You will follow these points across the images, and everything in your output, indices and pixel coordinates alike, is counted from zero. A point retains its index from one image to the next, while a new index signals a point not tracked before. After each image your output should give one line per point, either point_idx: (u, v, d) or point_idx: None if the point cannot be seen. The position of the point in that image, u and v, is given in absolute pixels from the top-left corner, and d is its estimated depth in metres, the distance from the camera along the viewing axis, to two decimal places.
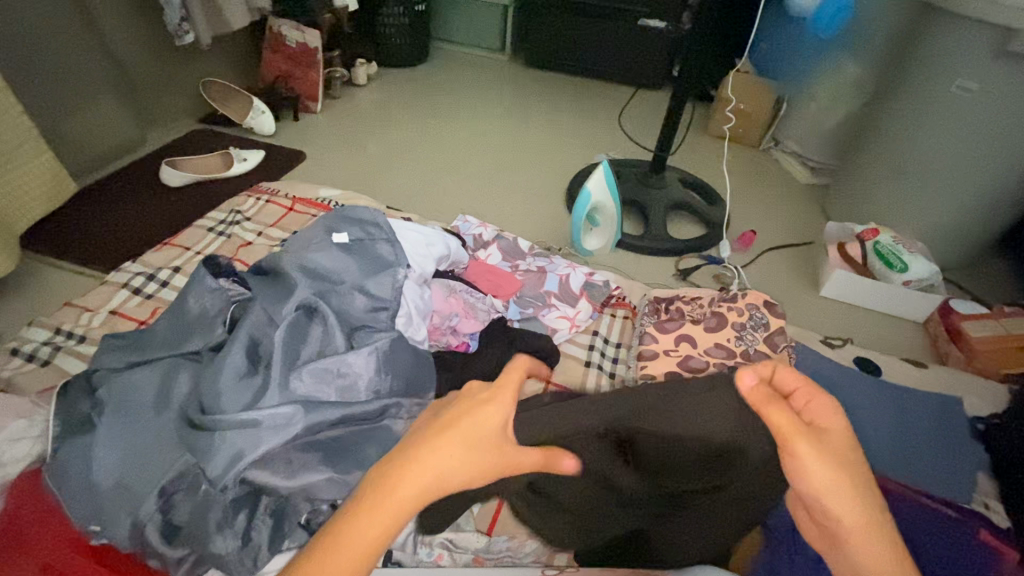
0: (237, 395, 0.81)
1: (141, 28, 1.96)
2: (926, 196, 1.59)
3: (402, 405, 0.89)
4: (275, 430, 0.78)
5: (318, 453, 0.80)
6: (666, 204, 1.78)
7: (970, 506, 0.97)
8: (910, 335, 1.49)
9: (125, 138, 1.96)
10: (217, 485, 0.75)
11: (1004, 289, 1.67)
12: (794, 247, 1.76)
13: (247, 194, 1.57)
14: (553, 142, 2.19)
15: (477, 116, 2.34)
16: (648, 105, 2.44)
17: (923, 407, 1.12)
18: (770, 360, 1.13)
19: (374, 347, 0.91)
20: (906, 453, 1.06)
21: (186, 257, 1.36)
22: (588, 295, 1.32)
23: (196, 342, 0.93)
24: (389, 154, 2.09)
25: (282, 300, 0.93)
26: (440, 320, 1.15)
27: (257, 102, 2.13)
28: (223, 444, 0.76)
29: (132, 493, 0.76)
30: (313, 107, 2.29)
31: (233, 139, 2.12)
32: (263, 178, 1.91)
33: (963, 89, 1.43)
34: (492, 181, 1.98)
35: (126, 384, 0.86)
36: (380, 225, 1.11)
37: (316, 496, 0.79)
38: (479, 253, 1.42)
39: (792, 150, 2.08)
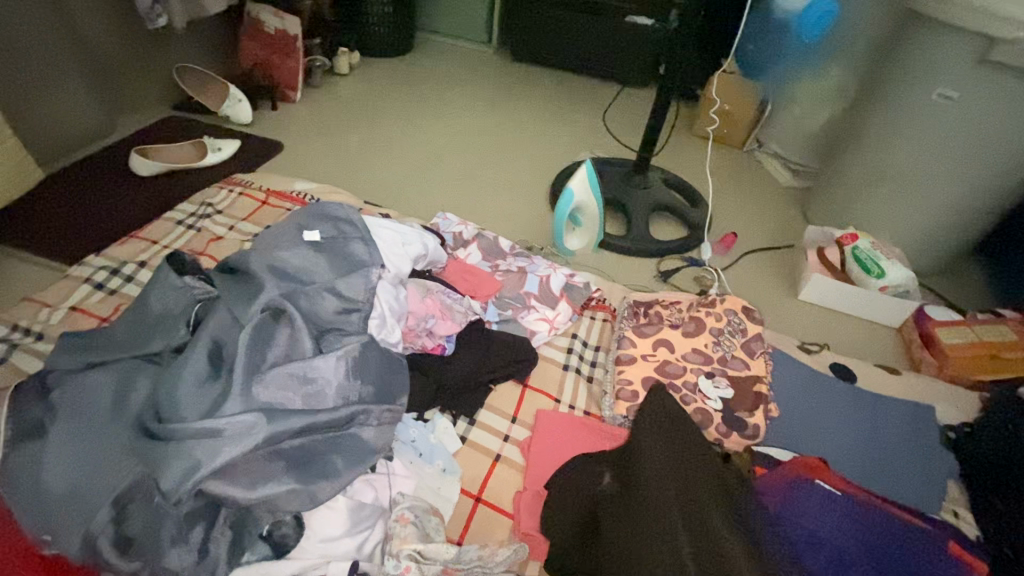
0: (197, 403, 0.78)
1: (111, 9, 1.88)
2: (905, 202, 1.61)
3: (372, 412, 0.88)
4: (236, 439, 0.76)
5: (283, 464, 0.79)
6: (649, 204, 1.77)
7: (939, 516, 0.99)
8: (886, 340, 1.51)
9: (93, 124, 1.89)
10: (169, 499, 0.72)
11: (977, 295, 1.70)
12: (775, 250, 1.77)
13: (220, 186, 1.51)
14: (538, 139, 2.17)
15: (461, 110, 2.30)
16: (635, 103, 2.43)
17: (895, 414, 1.14)
18: (747, 366, 1.13)
19: (343, 352, 0.88)
20: (878, 460, 1.07)
21: (153, 251, 1.32)
22: (568, 296, 1.30)
23: (157, 343, 0.89)
24: (370, 147, 2.04)
25: (248, 300, 0.90)
26: (416, 322, 1.11)
27: (234, 90, 2.06)
28: (178, 454, 0.73)
29: (84, 503, 0.73)
30: (292, 96, 2.23)
31: (208, 128, 2.06)
32: (238, 169, 1.85)
33: (944, 97, 1.44)
34: (474, 177, 1.95)
35: (81, 387, 0.83)
36: (354, 223, 1.08)
37: (278, 508, 0.78)
38: (458, 253, 1.39)
39: (774, 151, 2.08)
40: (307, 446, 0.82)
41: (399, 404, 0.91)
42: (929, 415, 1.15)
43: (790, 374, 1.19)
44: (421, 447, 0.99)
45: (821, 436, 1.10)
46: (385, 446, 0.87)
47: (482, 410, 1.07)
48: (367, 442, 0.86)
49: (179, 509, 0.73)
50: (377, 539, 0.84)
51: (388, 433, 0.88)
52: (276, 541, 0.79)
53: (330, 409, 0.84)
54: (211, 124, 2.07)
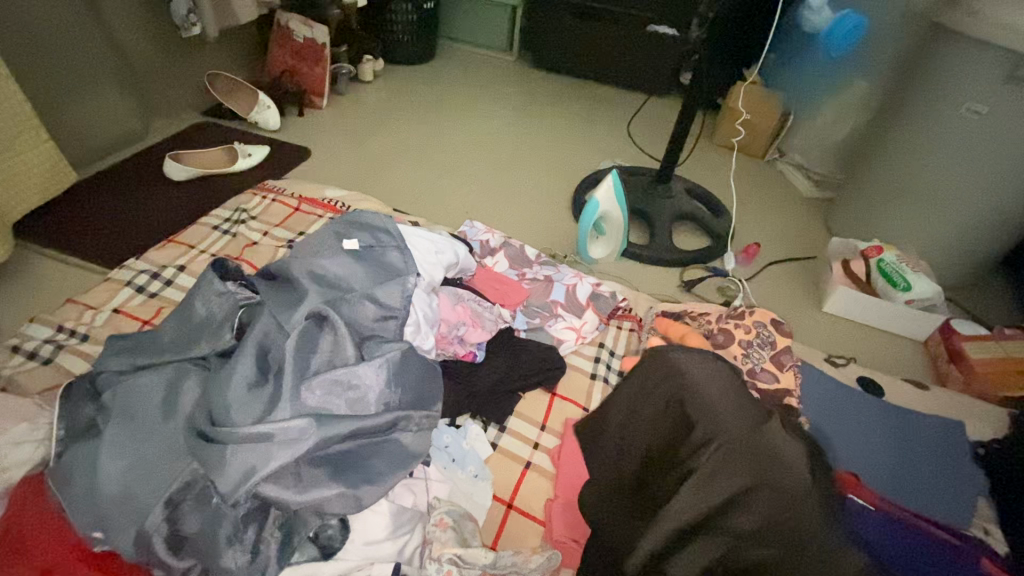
0: (248, 407, 0.81)
1: (148, 19, 1.93)
2: (931, 216, 1.61)
3: (411, 418, 0.90)
4: (287, 445, 0.79)
5: (329, 468, 0.82)
6: (672, 214, 1.78)
7: (970, 532, 0.98)
8: (911, 354, 1.50)
9: (128, 129, 1.94)
10: (228, 501, 0.76)
11: (1004, 310, 1.69)
12: (799, 262, 1.77)
13: (253, 192, 1.55)
14: (560, 147, 2.18)
15: (483, 117, 2.32)
16: (656, 112, 2.44)
17: (924, 429, 1.14)
18: (776, 379, 1.14)
19: (385, 359, 0.91)
20: (908, 475, 1.07)
21: (190, 256, 1.35)
22: (594, 305, 1.31)
23: (203, 347, 0.91)
24: (394, 153, 2.07)
25: (292, 308, 0.93)
26: (448, 329, 1.14)
27: (263, 97, 2.11)
28: (234, 461, 0.77)
29: (138, 503, 0.76)
30: (318, 102, 2.27)
31: (237, 133, 2.10)
32: (267, 174, 1.89)
33: (972, 111, 1.44)
34: (497, 184, 1.97)
35: (132, 389, 0.85)
36: (390, 232, 1.10)
37: (325, 511, 0.80)
38: (486, 261, 1.41)
39: (796, 162, 2.08)
40: (352, 451, 0.85)
41: (436, 411, 0.94)
42: (958, 431, 1.14)
43: (817, 387, 1.19)
44: (454, 453, 1.01)
45: (849, 450, 1.10)
46: (423, 451, 0.89)
47: (511, 417, 1.09)
48: (407, 446, 0.88)
49: (236, 510, 0.77)
50: (417, 542, 0.86)
51: (426, 438, 0.91)
52: (323, 543, 0.82)
53: (374, 414, 0.87)
54: (240, 129, 2.11)
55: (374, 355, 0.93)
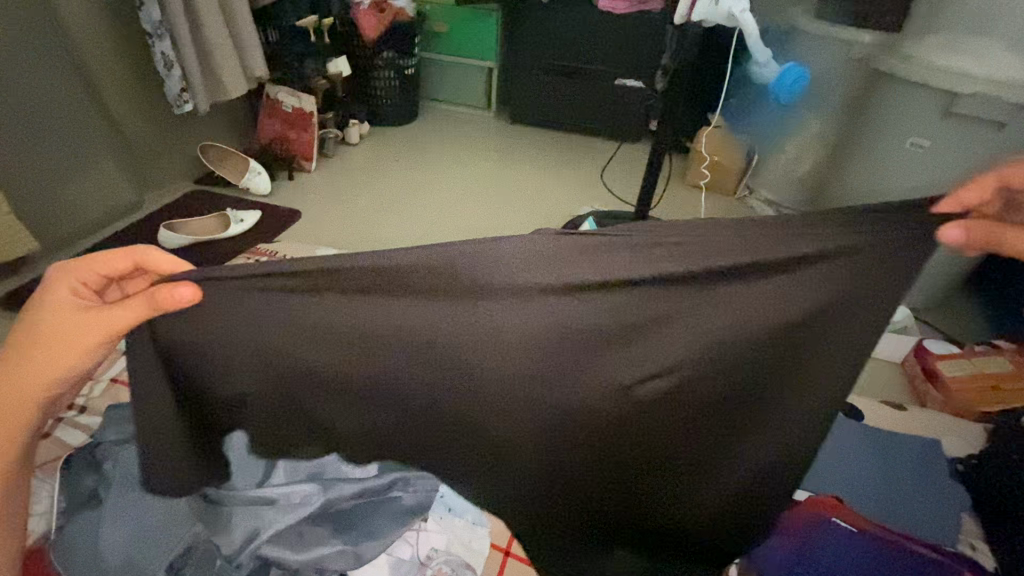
0: (249, 472, 0.87)
1: (142, 98, 2.05)
2: None
3: (408, 480, 0.92)
4: (289, 508, 0.84)
5: (329, 527, 0.85)
6: None
7: (957, 549, 1.01)
8: (890, 376, 1.55)
9: (124, 202, 2.02)
10: (231, 563, 0.78)
11: (975, 327, 1.75)
12: None
13: (245, 257, 1.62)
14: (539, 195, 2.29)
15: (466, 172, 2.43)
16: (629, 157, 2.57)
17: (904, 445, 1.18)
18: None
19: None
20: (886, 493, 1.11)
21: None
22: None
23: None
24: (381, 210, 2.15)
25: None
26: None
27: (254, 163, 2.21)
28: (238, 521, 0.82)
29: (139, 571, 0.78)
30: (307, 166, 2.38)
31: (230, 199, 2.19)
32: (258, 237, 1.96)
33: (916, 145, 1.56)
34: (482, 233, 2.05)
35: (132, 458, 0.89)
36: None
37: (325, 567, 0.81)
38: None
39: (765, 197, 2.21)
40: (352, 511, 0.88)
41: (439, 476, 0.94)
42: (937, 447, 1.18)
43: None
44: (451, 500, 0.98)
45: (831, 473, 1.13)
46: (424, 508, 0.90)
47: None
48: (407, 507, 0.90)
49: (240, 572, 0.78)
50: None
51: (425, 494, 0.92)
52: None
53: (371, 475, 0.90)
54: (233, 195, 2.21)
55: None
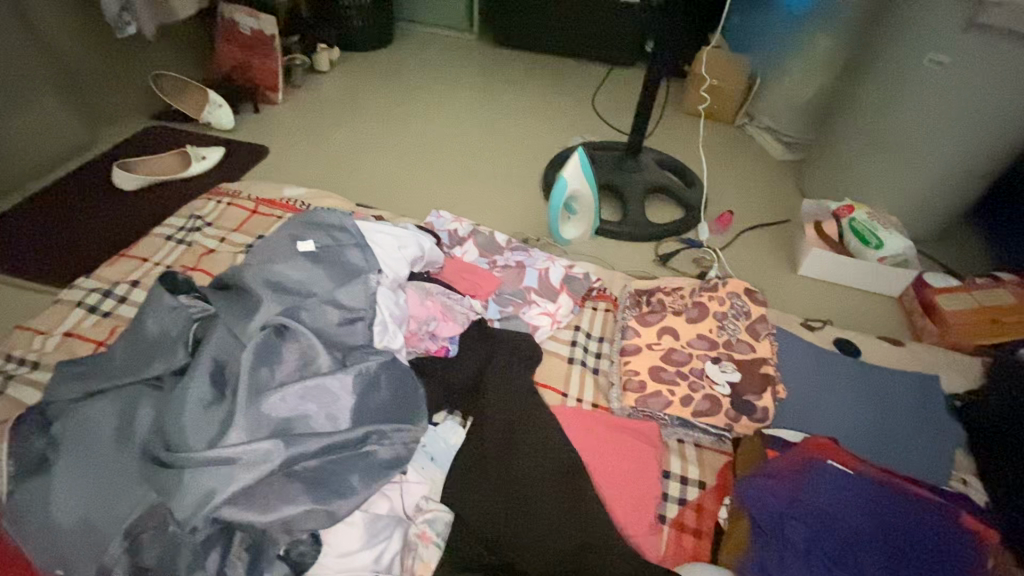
0: (203, 429, 0.79)
1: (77, 21, 1.82)
2: (900, 171, 1.59)
3: (385, 433, 0.87)
4: (250, 466, 0.77)
5: (298, 485, 0.79)
6: (643, 186, 1.75)
7: (949, 487, 0.99)
8: (887, 311, 1.51)
9: (73, 141, 1.86)
10: (185, 528, 0.73)
11: (976, 260, 1.68)
12: (773, 227, 1.76)
13: (206, 197, 1.49)
14: (527, 124, 2.13)
15: (447, 102, 2.24)
16: (622, 82, 2.39)
17: (901, 385, 1.14)
18: (752, 351, 1.10)
19: (361, 369, 0.90)
20: (883, 432, 1.07)
21: (144, 269, 1.29)
22: (568, 288, 1.27)
23: (157, 366, 0.87)
24: (356, 145, 2.00)
25: (247, 317, 0.89)
26: (417, 325, 1.10)
27: (213, 95, 2.02)
28: (193, 483, 0.74)
29: (96, 536, 0.73)
30: (273, 97, 2.18)
31: (191, 134, 2.02)
32: (223, 177, 1.82)
33: (934, 62, 1.41)
34: (467, 169, 1.91)
35: (80, 420, 0.81)
36: (347, 230, 1.06)
37: (295, 527, 0.78)
38: (455, 251, 1.37)
39: (766, 125, 2.07)
40: (321, 467, 0.82)
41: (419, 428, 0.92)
42: (934, 383, 1.14)
43: (794, 354, 1.18)
44: (434, 451, 0.97)
45: (824, 412, 1.10)
46: (402, 461, 0.87)
47: None
48: (382, 461, 0.86)
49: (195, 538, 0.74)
50: (395, 548, 0.84)
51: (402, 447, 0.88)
52: (295, 561, 0.79)
53: (344, 431, 0.85)
54: (194, 131, 2.03)
55: (351, 364, 0.92)
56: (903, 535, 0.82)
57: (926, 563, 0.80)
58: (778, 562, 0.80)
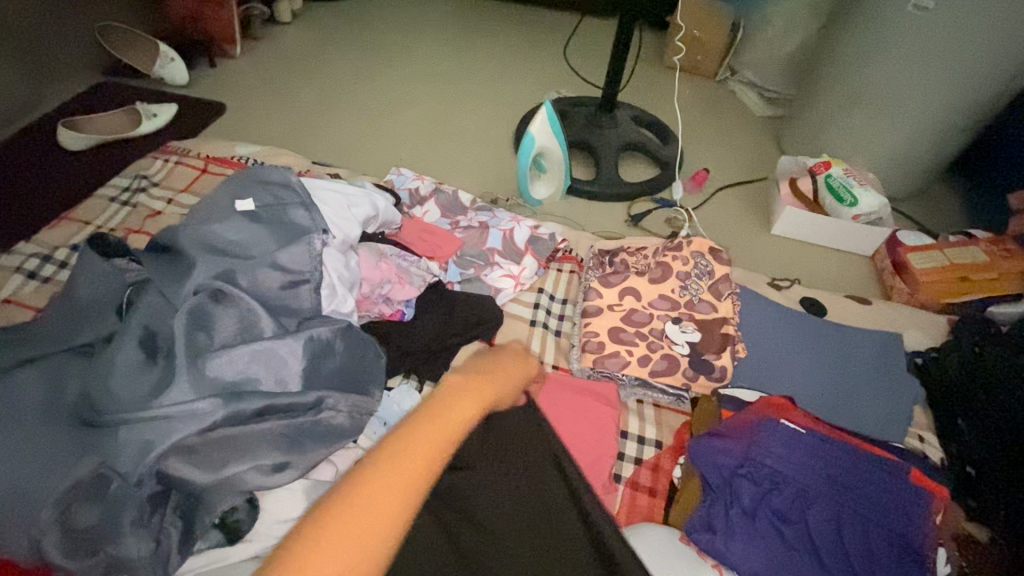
0: (136, 389, 0.73)
1: None
2: (880, 125, 1.54)
3: (341, 397, 0.83)
4: (187, 422, 0.72)
5: (246, 444, 0.75)
6: (617, 143, 1.69)
7: (904, 444, 1.00)
8: (858, 270, 1.50)
9: (14, 98, 1.74)
10: (129, 480, 0.69)
11: (953, 217, 1.65)
12: (749, 185, 1.72)
13: (153, 156, 1.41)
14: (500, 79, 2.03)
15: (416, 56, 2.12)
16: (601, 34, 2.28)
17: (864, 343, 1.13)
18: (714, 311, 1.08)
19: (311, 334, 0.85)
20: (844, 391, 1.06)
21: (87, 232, 1.23)
22: (533, 250, 1.23)
23: (88, 334, 0.83)
24: (318, 101, 1.90)
25: (180, 279, 0.85)
26: (370, 289, 1.06)
27: (164, 48, 1.90)
28: (128, 439, 0.70)
29: (25, 504, 0.67)
30: (230, 50, 2.06)
31: (142, 91, 1.90)
32: (177, 135, 1.73)
33: (918, 8, 1.34)
34: (434, 125, 1.83)
35: (5, 388, 0.76)
36: (290, 188, 1.01)
37: (239, 489, 0.74)
38: (416, 211, 1.31)
39: (747, 79, 2.00)
40: (272, 431, 0.77)
41: (373, 397, 0.88)
42: (897, 342, 1.14)
43: (759, 315, 1.16)
44: (387, 415, 0.96)
45: (785, 370, 1.09)
46: (357, 429, 0.84)
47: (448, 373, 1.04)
48: (337, 428, 0.82)
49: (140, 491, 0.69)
50: None
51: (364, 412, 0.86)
52: (229, 528, 0.75)
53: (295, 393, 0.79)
54: (146, 87, 1.92)
55: (300, 329, 0.87)
56: (852, 492, 0.82)
57: (874, 516, 0.80)
58: (723, 518, 0.80)
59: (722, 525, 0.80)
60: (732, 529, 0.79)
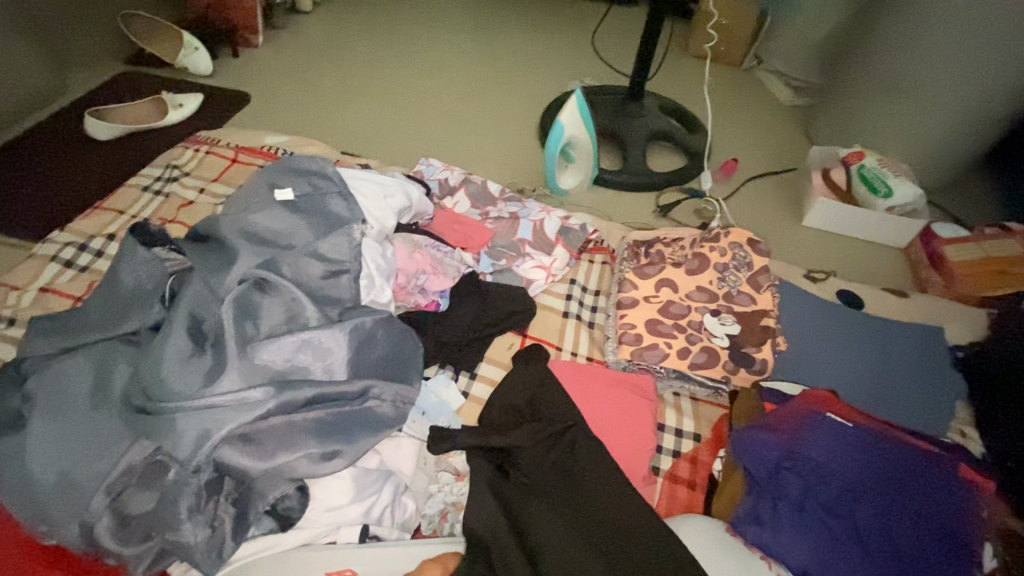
0: (185, 379, 0.73)
1: None
2: (915, 115, 1.50)
3: (385, 386, 0.83)
4: (238, 411, 0.72)
5: (296, 432, 0.76)
6: (645, 133, 1.67)
7: (947, 438, 0.98)
8: (892, 263, 1.47)
9: (40, 88, 1.74)
10: (187, 468, 0.69)
11: (988, 209, 1.61)
12: (779, 175, 1.69)
13: (183, 145, 1.41)
14: (523, 68, 2.01)
15: (438, 44, 2.10)
16: (625, 22, 2.24)
17: (905, 337, 1.11)
18: (753, 303, 1.07)
19: (356, 324, 0.85)
20: (885, 385, 1.05)
21: (121, 222, 1.24)
22: (564, 241, 1.22)
23: (132, 322, 0.83)
24: (341, 90, 1.89)
25: (221, 269, 0.84)
26: (406, 280, 1.05)
27: (188, 37, 1.90)
28: (184, 427, 0.70)
29: (77, 491, 0.68)
30: (252, 39, 2.05)
31: (166, 81, 1.90)
32: (203, 125, 1.73)
33: None
34: (458, 115, 1.81)
35: (56, 376, 0.76)
36: (328, 177, 1.00)
37: (290, 477, 0.75)
38: (446, 202, 1.31)
39: (775, 68, 1.96)
40: (321, 421, 0.78)
41: (415, 386, 0.88)
42: (938, 336, 1.11)
43: (796, 308, 1.14)
44: (425, 405, 0.96)
45: (823, 364, 1.07)
46: (401, 419, 0.84)
47: (483, 363, 1.03)
48: (382, 418, 0.82)
49: (199, 478, 0.70)
50: (386, 501, 0.80)
51: (405, 401, 0.85)
52: (281, 515, 0.76)
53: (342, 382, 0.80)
54: (170, 77, 1.92)
55: (344, 318, 0.87)
56: (900, 486, 0.81)
57: (927, 511, 0.79)
58: (771, 513, 0.79)
59: (771, 519, 0.78)
60: (781, 522, 0.78)
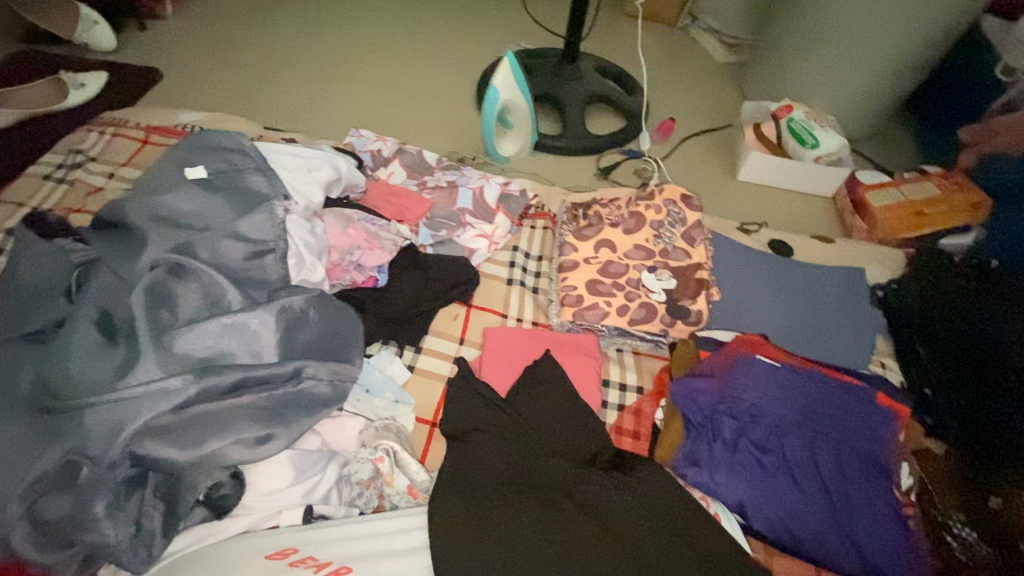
0: (97, 371, 0.70)
1: None
2: (839, 67, 1.54)
3: (320, 365, 0.82)
4: (154, 401, 0.70)
5: (225, 418, 0.74)
6: (582, 95, 1.65)
7: (868, 370, 1.05)
8: (822, 211, 1.53)
9: None
10: (103, 464, 0.67)
11: (907, 155, 1.69)
12: (715, 132, 1.72)
13: (87, 127, 1.29)
14: (457, 33, 1.94)
15: (365, 11, 2.00)
16: None
17: (832, 281, 1.16)
18: (689, 257, 1.09)
19: (285, 304, 0.83)
20: (813, 327, 1.10)
21: (22, 214, 1.13)
22: (505, 208, 1.20)
23: (34, 319, 0.77)
24: (264, 63, 1.77)
25: (131, 257, 0.79)
26: (339, 256, 1.01)
27: (84, 8, 1.72)
28: (97, 421, 0.68)
29: None
30: (160, 10, 1.89)
31: (65, 59, 1.73)
32: (111, 106, 1.59)
33: None
34: (391, 84, 1.74)
35: None
36: (246, 154, 0.96)
37: (222, 463, 0.73)
38: (380, 173, 1.26)
39: (708, 26, 1.97)
40: (252, 405, 0.76)
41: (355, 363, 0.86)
42: (860, 276, 1.18)
43: (731, 260, 1.18)
44: (368, 383, 0.93)
45: (758, 312, 1.11)
46: (340, 398, 0.82)
47: (428, 336, 1.01)
48: (319, 396, 0.80)
49: (116, 475, 0.68)
50: (331, 480, 0.79)
51: (340, 377, 0.83)
52: (215, 503, 0.74)
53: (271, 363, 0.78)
54: (69, 55, 1.75)
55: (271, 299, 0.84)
56: (820, 415, 0.86)
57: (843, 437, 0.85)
58: (707, 453, 0.83)
59: (707, 460, 0.83)
60: (716, 462, 0.82)
